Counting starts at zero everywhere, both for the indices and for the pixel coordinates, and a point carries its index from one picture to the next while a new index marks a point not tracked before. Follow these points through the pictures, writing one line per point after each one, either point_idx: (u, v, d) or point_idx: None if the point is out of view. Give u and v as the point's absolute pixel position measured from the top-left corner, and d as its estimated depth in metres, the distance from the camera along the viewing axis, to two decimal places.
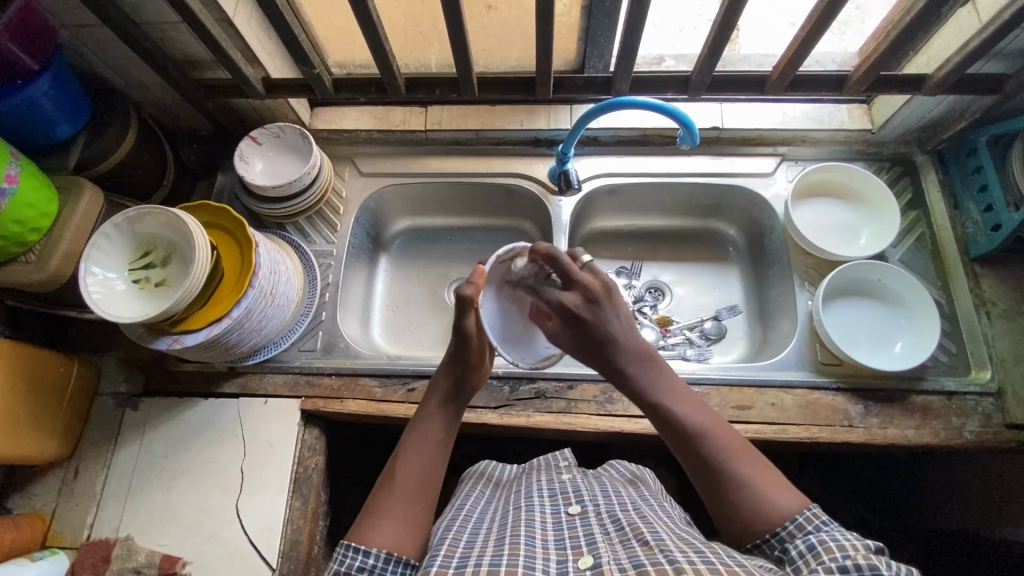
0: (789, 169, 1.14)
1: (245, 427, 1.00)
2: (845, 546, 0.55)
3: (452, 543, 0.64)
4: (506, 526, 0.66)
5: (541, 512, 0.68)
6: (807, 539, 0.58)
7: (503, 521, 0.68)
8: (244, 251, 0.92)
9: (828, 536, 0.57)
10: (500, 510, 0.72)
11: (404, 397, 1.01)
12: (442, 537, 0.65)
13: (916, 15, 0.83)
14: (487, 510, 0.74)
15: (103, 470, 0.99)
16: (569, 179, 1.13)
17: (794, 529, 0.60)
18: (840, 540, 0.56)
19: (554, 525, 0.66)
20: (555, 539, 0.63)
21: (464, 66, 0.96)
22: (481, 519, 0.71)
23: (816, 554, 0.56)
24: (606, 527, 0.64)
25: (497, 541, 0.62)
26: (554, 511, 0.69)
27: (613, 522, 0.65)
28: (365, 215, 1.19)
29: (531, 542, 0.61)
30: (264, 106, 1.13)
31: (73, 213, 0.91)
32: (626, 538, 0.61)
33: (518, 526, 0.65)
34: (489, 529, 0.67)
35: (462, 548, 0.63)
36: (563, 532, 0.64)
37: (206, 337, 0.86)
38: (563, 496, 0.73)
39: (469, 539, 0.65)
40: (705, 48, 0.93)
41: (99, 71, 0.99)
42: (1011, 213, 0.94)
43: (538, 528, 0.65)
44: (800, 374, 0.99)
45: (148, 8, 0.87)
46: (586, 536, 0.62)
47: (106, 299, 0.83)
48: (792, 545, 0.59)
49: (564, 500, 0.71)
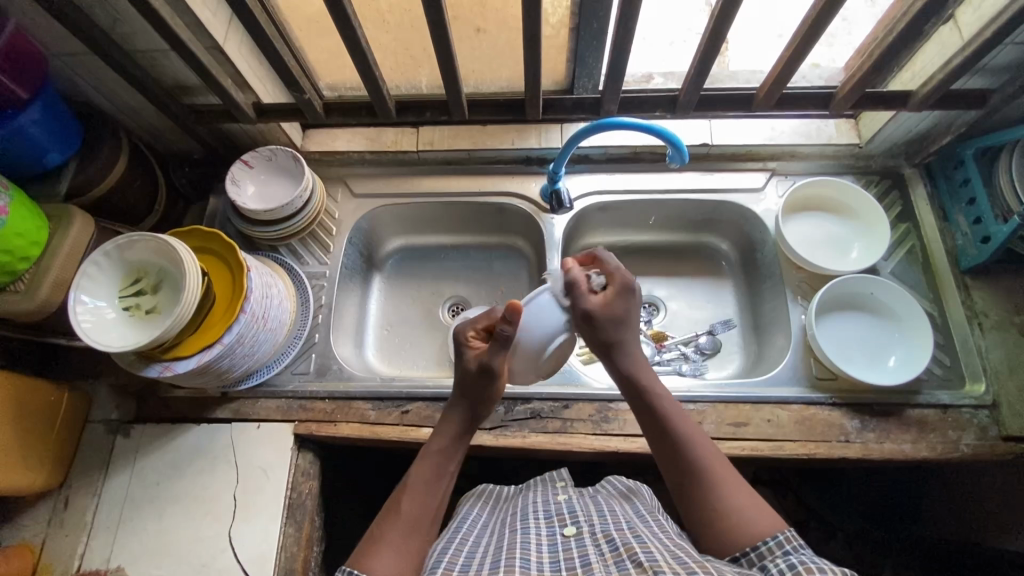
0: (779, 184, 1.15)
1: (237, 453, 0.99)
2: (823, 569, 0.54)
3: (448, 565, 0.63)
4: (501, 548, 0.65)
5: (537, 534, 0.67)
6: (788, 558, 0.58)
7: (499, 543, 0.67)
8: (235, 275, 0.92)
9: (807, 559, 0.57)
10: (496, 531, 0.71)
11: (398, 420, 1.01)
12: (438, 558, 0.65)
13: (898, 35, 0.84)
14: (484, 531, 0.73)
15: (93, 499, 0.98)
16: (560, 200, 1.13)
17: (774, 546, 0.61)
18: (817, 563, 0.56)
19: (549, 546, 0.65)
20: (550, 561, 0.62)
21: (454, 89, 0.96)
22: (477, 539, 0.70)
23: (796, 572, 0.55)
24: (601, 548, 0.63)
25: (493, 564, 0.61)
26: (549, 533, 0.68)
27: (607, 542, 0.64)
28: (358, 236, 1.19)
29: (526, 564, 0.61)
30: (256, 130, 1.13)
31: (63, 242, 0.91)
32: (620, 559, 0.60)
33: (514, 548, 0.64)
34: (485, 550, 0.66)
35: (458, 571, 0.62)
36: (558, 554, 0.63)
37: (197, 364, 0.86)
38: (558, 516, 0.71)
39: (464, 562, 0.64)
40: (691, 68, 0.93)
41: (89, 98, 0.99)
42: (1000, 225, 0.94)
43: (533, 550, 0.64)
44: (796, 390, 0.99)
45: (139, 36, 0.88)
46: (581, 558, 0.62)
47: (95, 328, 0.82)
48: (772, 562, 0.59)
49: (559, 521, 0.70)
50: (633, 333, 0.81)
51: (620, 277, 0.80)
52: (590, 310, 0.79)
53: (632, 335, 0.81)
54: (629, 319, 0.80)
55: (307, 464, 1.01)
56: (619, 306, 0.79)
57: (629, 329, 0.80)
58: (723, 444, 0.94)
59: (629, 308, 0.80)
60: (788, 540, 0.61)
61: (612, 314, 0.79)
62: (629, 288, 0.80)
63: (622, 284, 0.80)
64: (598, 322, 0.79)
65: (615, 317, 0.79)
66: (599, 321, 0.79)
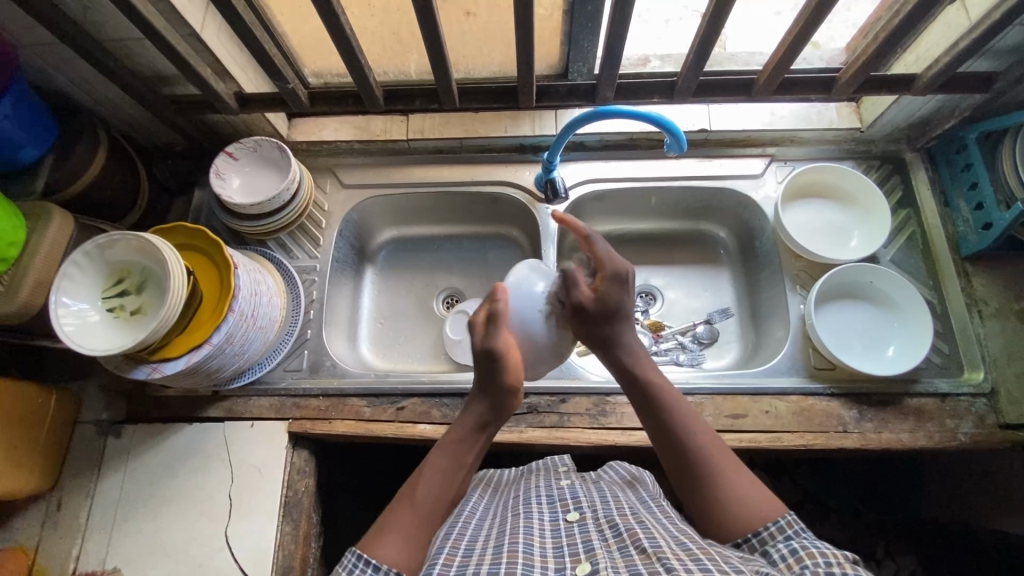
0: (778, 170, 1.12)
1: (232, 451, 0.98)
2: (826, 553, 0.55)
3: (452, 552, 0.62)
4: (504, 532, 0.64)
5: (539, 519, 0.67)
6: (790, 544, 0.58)
7: (501, 528, 0.66)
8: (223, 273, 0.89)
9: (808, 543, 0.57)
10: (498, 516, 0.71)
11: (394, 416, 0.99)
12: (440, 546, 0.64)
13: (905, 17, 0.81)
14: (487, 516, 0.72)
15: (87, 501, 0.97)
16: (555, 188, 1.09)
17: (775, 530, 0.61)
18: (820, 547, 0.56)
19: (553, 532, 0.64)
20: (553, 547, 0.62)
21: (443, 76, 0.93)
22: (480, 524, 0.69)
23: (795, 559, 0.56)
24: (604, 534, 0.62)
25: (496, 549, 0.60)
26: (552, 518, 0.67)
27: (610, 528, 0.63)
28: (349, 228, 1.17)
29: (530, 550, 0.60)
30: (241, 121, 1.10)
31: (42, 241, 0.88)
32: (624, 545, 0.59)
33: (516, 533, 0.63)
34: (487, 535, 0.65)
35: (462, 557, 0.61)
36: (561, 540, 0.63)
37: (186, 364, 0.84)
38: (562, 502, 0.71)
39: (467, 548, 0.63)
40: (692, 51, 0.90)
41: (63, 89, 0.95)
42: (1002, 212, 0.93)
43: (536, 535, 0.63)
44: (794, 380, 0.98)
45: (112, 25, 0.84)
46: (584, 544, 0.61)
47: (79, 332, 0.80)
48: (772, 549, 0.59)
49: (563, 506, 0.70)
50: (630, 325, 0.79)
51: (617, 267, 0.78)
52: (580, 304, 0.76)
53: (629, 331, 0.79)
54: (624, 312, 0.78)
55: (303, 462, 0.99)
56: (610, 299, 0.76)
57: (623, 321, 0.78)
58: (721, 435, 0.94)
59: (622, 299, 0.77)
60: (789, 525, 0.61)
61: (603, 304, 0.76)
62: (621, 278, 0.77)
63: (613, 274, 0.77)
64: (589, 315, 0.76)
65: (606, 309, 0.76)
66: (593, 312, 0.76)
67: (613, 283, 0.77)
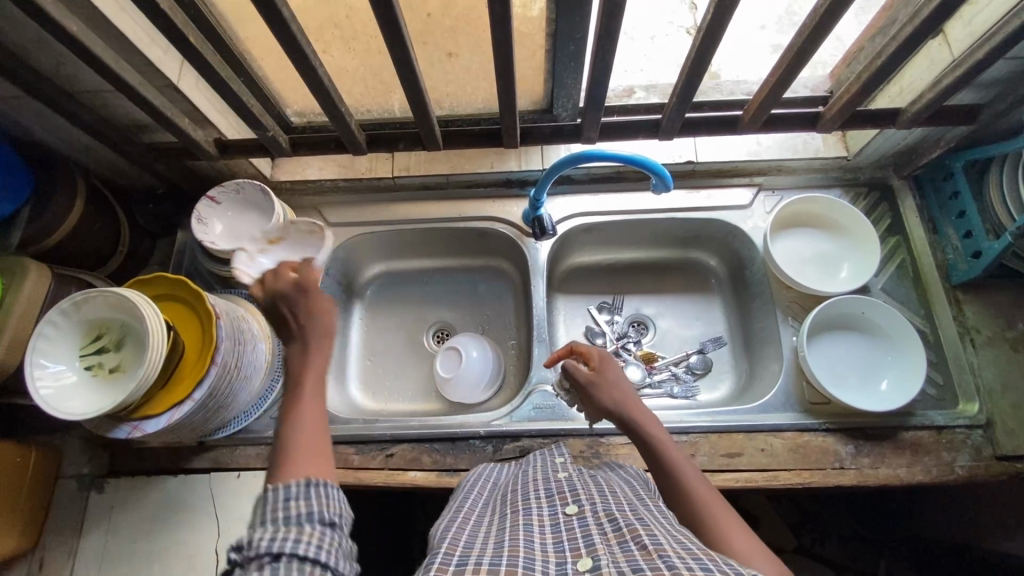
0: (766, 200, 1.11)
1: (218, 508, 0.95)
2: None
3: (453, 543, 0.60)
4: (504, 529, 0.62)
5: (538, 515, 0.64)
6: None
7: (501, 524, 0.64)
8: (205, 324, 0.87)
9: None
10: (498, 512, 0.68)
11: (383, 464, 0.97)
12: (444, 539, 0.63)
13: (888, 55, 0.80)
14: (487, 512, 0.70)
15: (69, 560, 0.94)
16: (542, 225, 1.08)
17: None
18: None
19: (553, 527, 0.62)
20: (553, 542, 0.59)
21: (426, 120, 0.92)
22: (481, 520, 0.67)
23: None
24: (604, 527, 0.59)
25: (497, 544, 0.58)
26: (551, 512, 0.65)
27: (610, 522, 0.60)
28: (335, 265, 1.15)
29: (529, 545, 0.58)
30: (223, 164, 1.08)
31: (17, 298, 0.86)
32: (625, 539, 0.56)
33: (517, 531, 0.61)
34: (487, 531, 0.63)
35: (462, 548, 0.59)
36: (561, 534, 0.60)
37: (168, 422, 0.82)
38: (560, 495, 0.69)
39: (468, 541, 0.61)
40: (676, 90, 0.89)
41: (37, 140, 0.93)
42: (991, 242, 0.93)
43: (535, 532, 0.61)
44: (789, 416, 0.97)
45: (85, 78, 0.82)
46: (585, 538, 0.58)
47: (56, 395, 0.78)
48: None
49: (561, 500, 0.68)
50: (632, 393, 0.79)
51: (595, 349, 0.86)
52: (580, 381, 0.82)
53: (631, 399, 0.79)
54: (619, 383, 0.80)
55: None
56: (602, 375, 0.81)
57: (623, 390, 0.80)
58: (716, 476, 0.92)
59: (616, 373, 0.82)
60: None
61: (597, 380, 0.81)
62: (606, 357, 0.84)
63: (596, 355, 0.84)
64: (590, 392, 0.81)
65: (603, 381, 0.80)
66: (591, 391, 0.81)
67: (597, 362, 0.83)
